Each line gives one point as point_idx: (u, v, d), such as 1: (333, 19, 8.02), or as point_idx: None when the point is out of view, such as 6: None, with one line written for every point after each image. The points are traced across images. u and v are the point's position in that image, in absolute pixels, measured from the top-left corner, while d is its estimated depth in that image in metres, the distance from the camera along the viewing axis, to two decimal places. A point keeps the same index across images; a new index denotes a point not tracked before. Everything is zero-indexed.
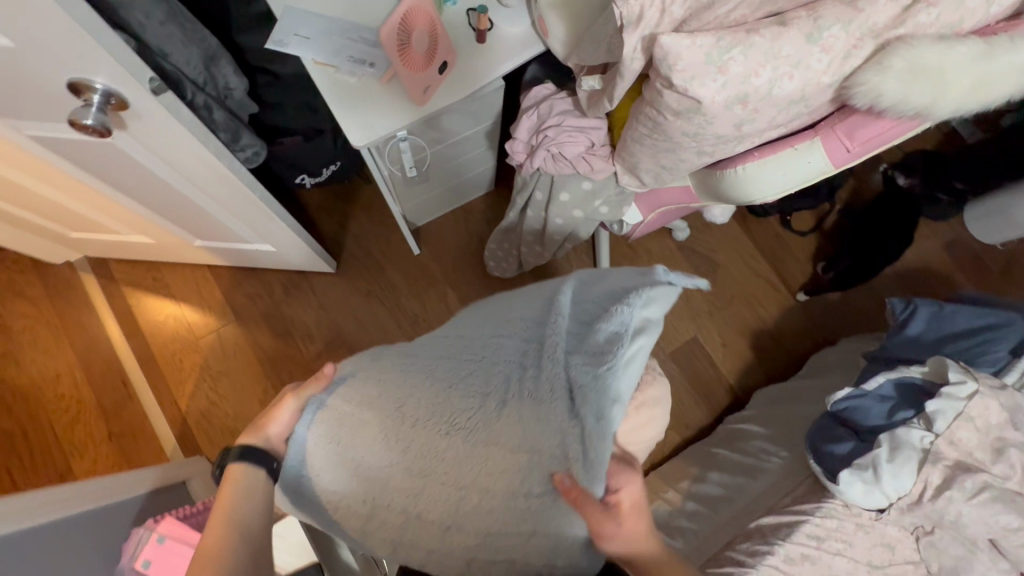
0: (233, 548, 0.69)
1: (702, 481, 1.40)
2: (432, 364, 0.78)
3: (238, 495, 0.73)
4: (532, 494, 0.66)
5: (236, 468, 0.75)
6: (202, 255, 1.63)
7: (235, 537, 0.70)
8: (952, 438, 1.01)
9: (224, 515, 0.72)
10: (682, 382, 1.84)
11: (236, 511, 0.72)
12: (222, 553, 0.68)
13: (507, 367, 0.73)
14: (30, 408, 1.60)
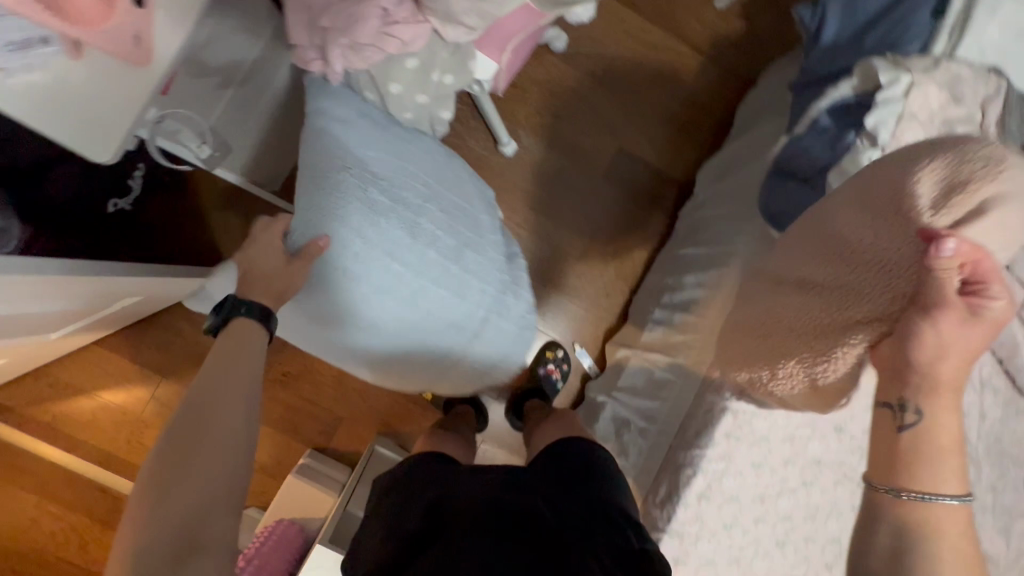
0: (229, 396, 0.76)
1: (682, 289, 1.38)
2: (430, 272, 1.00)
3: (234, 352, 0.80)
4: (493, 353, 1.18)
5: (239, 322, 0.83)
6: (73, 339, 1.41)
7: (231, 388, 0.77)
8: (897, 143, 0.95)
9: (218, 366, 0.78)
10: (629, 198, 1.71)
11: (231, 365, 0.79)
12: (221, 400, 0.75)
13: (487, 283, 1.12)
14: (33, 559, 1.51)
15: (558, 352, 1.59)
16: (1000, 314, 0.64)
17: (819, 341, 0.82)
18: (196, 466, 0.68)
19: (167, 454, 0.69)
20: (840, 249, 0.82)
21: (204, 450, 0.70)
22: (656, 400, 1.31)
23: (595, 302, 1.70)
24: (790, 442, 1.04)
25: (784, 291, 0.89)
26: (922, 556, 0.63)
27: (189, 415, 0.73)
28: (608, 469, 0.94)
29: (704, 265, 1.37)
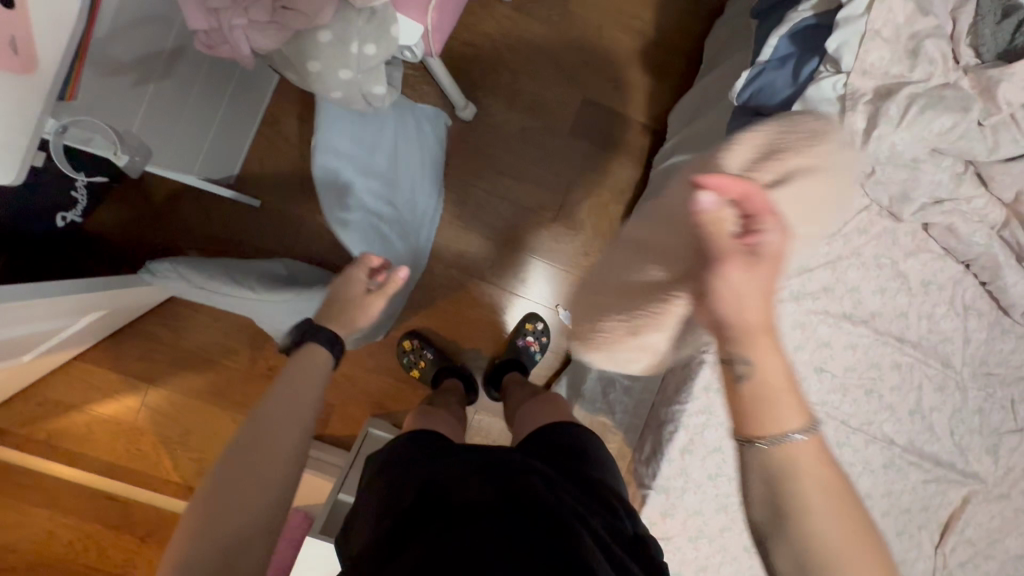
0: (301, 403, 0.76)
1: None
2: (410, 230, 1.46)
3: (304, 371, 0.83)
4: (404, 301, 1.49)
5: (309, 346, 0.89)
6: (52, 358, 1.40)
7: (303, 396, 0.78)
8: (864, 67, 0.88)
9: (291, 380, 0.79)
10: (600, 150, 1.64)
11: (304, 378, 0.81)
12: (295, 405, 0.75)
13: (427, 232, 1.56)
14: (55, 568, 1.56)
15: (540, 326, 1.60)
16: (776, 246, 0.60)
17: (642, 296, 0.84)
18: (270, 467, 0.66)
19: (236, 456, 0.66)
20: (668, 214, 0.84)
21: (278, 449, 0.69)
22: None
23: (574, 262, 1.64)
24: None
25: (624, 253, 0.94)
26: (804, 512, 0.55)
27: (259, 419, 0.71)
28: (596, 453, 0.95)
29: None
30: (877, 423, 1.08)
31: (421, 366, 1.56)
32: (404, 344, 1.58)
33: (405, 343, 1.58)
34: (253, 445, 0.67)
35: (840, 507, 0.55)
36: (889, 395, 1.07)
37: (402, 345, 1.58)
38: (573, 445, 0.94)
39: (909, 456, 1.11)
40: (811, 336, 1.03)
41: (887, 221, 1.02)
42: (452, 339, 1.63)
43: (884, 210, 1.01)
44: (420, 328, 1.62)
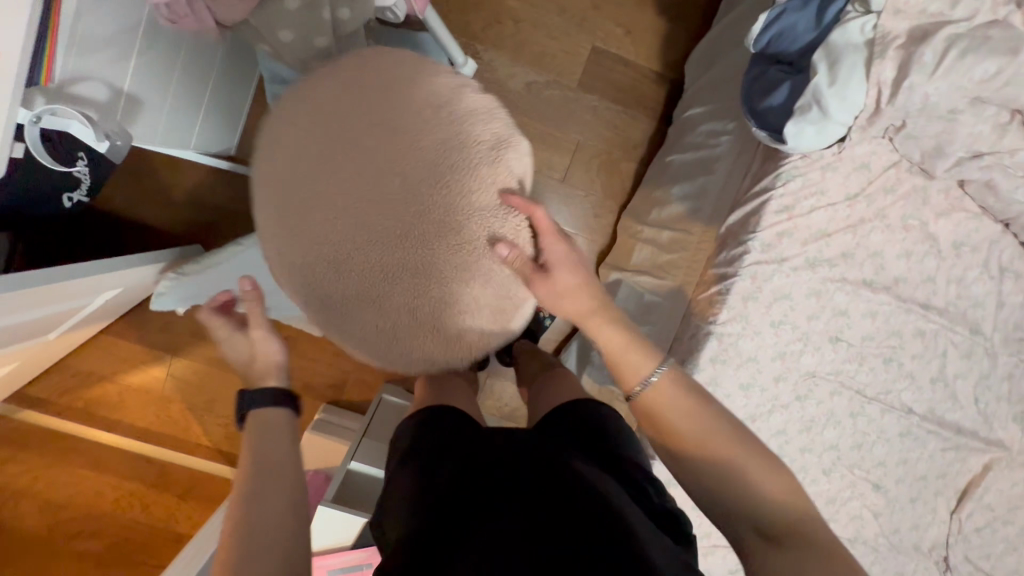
0: (278, 454, 0.74)
1: (668, 202, 1.29)
2: None
3: (265, 430, 0.77)
4: None
5: (255, 420, 0.78)
6: (79, 333, 1.46)
7: (274, 447, 0.74)
8: (896, 7, 0.80)
9: (259, 444, 0.75)
10: (610, 104, 1.57)
11: (268, 436, 0.76)
12: (271, 456, 0.73)
13: None
14: (104, 524, 1.69)
15: None
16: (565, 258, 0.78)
17: (451, 215, 0.77)
18: (270, 518, 0.66)
19: (242, 512, 0.66)
20: (333, 162, 0.78)
21: (271, 500, 0.68)
22: (645, 325, 1.26)
23: (584, 227, 1.61)
24: (781, 358, 0.99)
25: (354, 228, 0.77)
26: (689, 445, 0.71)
27: (247, 477, 0.70)
28: (617, 429, 0.86)
29: (688, 172, 1.26)
30: (894, 392, 1.04)
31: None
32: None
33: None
34: (250, 498, 0.67)
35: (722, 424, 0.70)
36: (910, 363, 1.02)
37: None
38: (595, 418, 0.87)
39: (928, 425, 1.07)
40: (826, 305, 0.97)
41: (916, 178, 0.93)
42: None
43: (914, 166, 0.93)
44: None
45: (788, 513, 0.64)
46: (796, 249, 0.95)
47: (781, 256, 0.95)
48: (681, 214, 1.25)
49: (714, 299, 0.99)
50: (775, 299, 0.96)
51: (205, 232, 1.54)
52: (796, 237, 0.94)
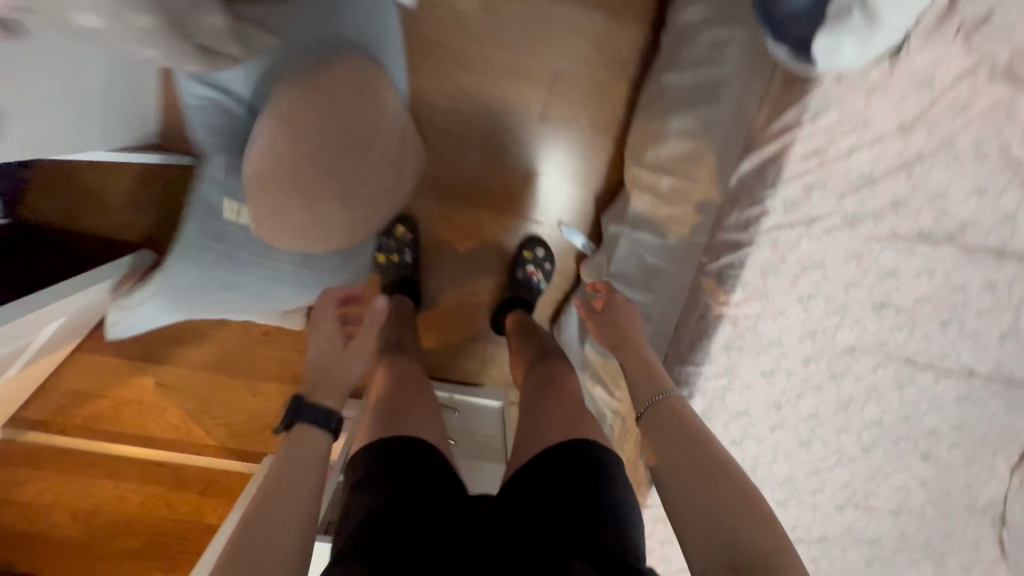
0: (297, 486, 0.67)
1: (664, 139, 1.05)
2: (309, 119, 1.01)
3: (300, 452, 0.72)
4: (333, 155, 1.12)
5: (301, 432, 0.74)
6: (49, 357, 1.39)
7: (298, 475, 0.68)
8: None
9: (289, 471, 0.68)
10: (588, 15, 1.31)
11: (299, 462, 0.70)
12: (294, 485, 0.66)
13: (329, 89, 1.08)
14: (131, 528, 1.67)
15: (541, 253, 1.43)
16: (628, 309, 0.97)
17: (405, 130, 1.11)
18: (276, 560, 0.58)
19: (243, 546, 0.58)
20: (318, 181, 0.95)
21: (282, 539, 0.61)
22: (648, 292, 1.07)
23: (580, 177, 1.42)
24: (811, 337, 0.81)
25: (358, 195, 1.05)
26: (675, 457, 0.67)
27: (261, 503, 0.63)
28: (610, 480, 0.73)
29: (688, 99, 1.00)
30: (952, 355, 0.86)
31: (395, 259, 1.41)
32: (398, 233, 1.41)
33: (400, 232, 1.41)
34: (258, 532, 0.60)
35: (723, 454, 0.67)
36: (975, 321, 0.83)
37: (394, 232, 1.41)
38: (596, 459, 0.75)
39: (992, 385, 0.89)
40: (869, 268, 0.77)
41: (997, 90, 0.67)
42: (455, 284, 1.51)
43: (995, 72, 0.66)
44: (416, 214, 1.45)
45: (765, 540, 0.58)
46: (829, 206, 0.73)
47: (811, 215, 0.73)
48: (682, 154, 1.00)
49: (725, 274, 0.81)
50: (803, 270, 0.76)
51: (154, 232, 1.38)
52: (831, 189, 0.72)
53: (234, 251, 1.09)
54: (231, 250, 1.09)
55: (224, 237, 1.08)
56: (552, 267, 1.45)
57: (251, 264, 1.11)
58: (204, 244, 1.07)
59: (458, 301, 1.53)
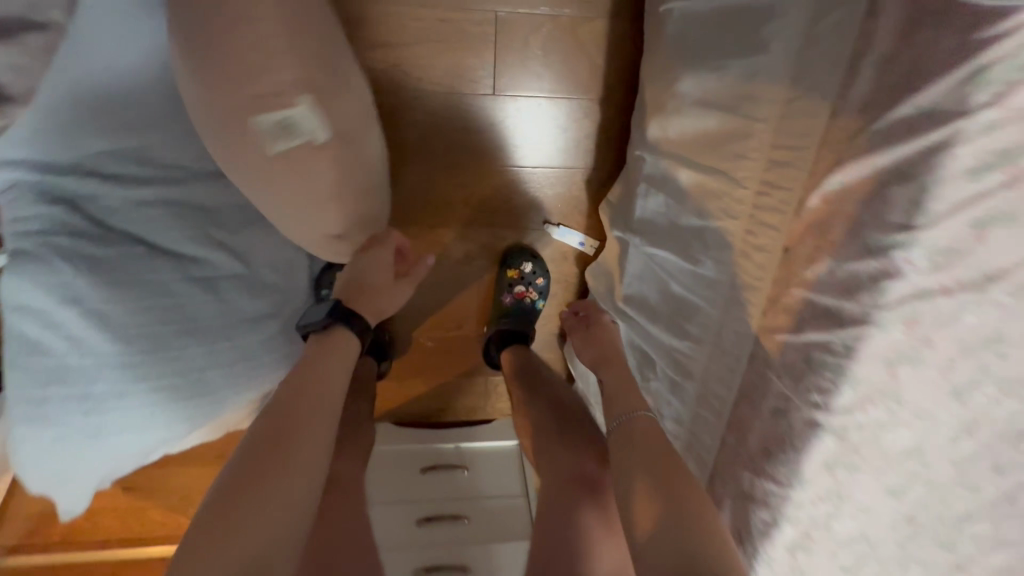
0: (321, 394, 0.77)
1: (678, 110, 0.70)
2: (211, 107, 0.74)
3: (329, 356, 0.84)
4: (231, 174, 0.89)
5: (338, 332, 0.88)
6: None
7: (323, 377, 0.79)
8: None
9: (317, 364, 0.82)
10: None
11: (328, 361, 0.83)
12: (320, 388, 0.78)
13: (141, 143, 0.84)
14: None
15: (530, 269, 1.11)
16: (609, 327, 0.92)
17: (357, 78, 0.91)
18: (295, 459, 0.68)
19: (268, 440, 0.68)
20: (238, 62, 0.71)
21: (305, 441, 0.70)
22: (683, 339, 0.75)
23: (563, 157, 1.05)
24: (969, 436, 0.49)
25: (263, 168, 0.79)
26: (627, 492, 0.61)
27: (286, 401, 0.73)
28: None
29: (706, 47, 0.64)
30: None
31: None
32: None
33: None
34: (279, 436, 0.69)
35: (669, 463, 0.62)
36: None
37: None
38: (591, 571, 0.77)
39: None
40: None
41: None
42: (432, 320, 1.21)
43: None
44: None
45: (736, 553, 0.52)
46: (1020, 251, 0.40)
47: (990, 269, 0.41)
48: (709, 138, 0.65)
49: (814, 357, 0.50)
50: (964, 352, 0.44)
51: None
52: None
53: (89, 389, 0.83)
54: (85, 389, 0.83)
55: (68, 378, 0.82)
56: (547, 282, 1.14)
57: (115, 399, 0.85)
58: (46, 392, 0.81)
59: (440, 338, 1.23)
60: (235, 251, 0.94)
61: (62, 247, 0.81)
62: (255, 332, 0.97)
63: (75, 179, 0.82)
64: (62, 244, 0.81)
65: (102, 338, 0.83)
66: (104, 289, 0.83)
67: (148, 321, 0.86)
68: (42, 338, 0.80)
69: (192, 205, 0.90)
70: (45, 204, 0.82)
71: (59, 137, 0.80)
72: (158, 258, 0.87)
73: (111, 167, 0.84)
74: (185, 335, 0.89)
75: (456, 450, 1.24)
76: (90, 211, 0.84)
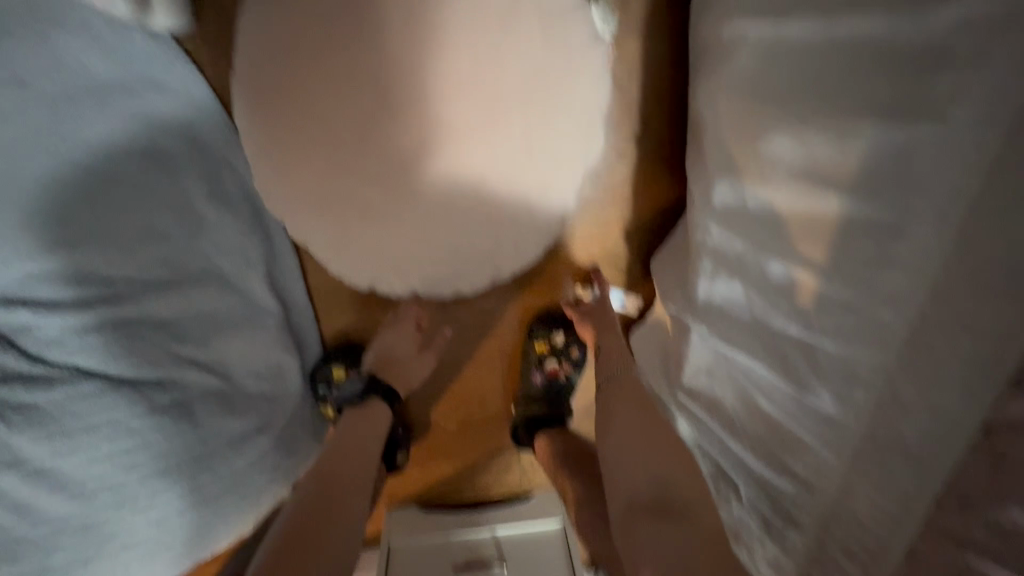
0: (361, 456, 0.73)
1: (768, 181, 0.50)
2: (354, 134, 0.61)
3: (367, 422, 0.78)
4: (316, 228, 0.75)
5: (372, 402, 0.81)
6: None
7: (363, 440, 0.75)
8: None
9: (355, 429, 0.77)
10: None
11: (365, 425, 0.77)
12: (361, 450, 0.73)
13: (72, 256, 0.68)
14: None
15: (562, 340, 0.93)
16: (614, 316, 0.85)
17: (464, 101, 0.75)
18: (340, 522, 0.63)
19: (313, 502, 0.63)
20: (348, 60, 0.59)
21: (349, 504, 0.66)
22: (782, 475, 0.56)
23: (593, 208, 0.85)
24: None
25: (374, 193, 0.63)
26: (620, 457, 0.61)
27: (330, 464, 0.69)
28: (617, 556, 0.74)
29: (814, 100, 0.44)
30: None
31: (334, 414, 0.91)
32: (335, 377, 0.89)
33: (336, 376, 0.89)
34: (323, 499, 0.64)
35: (650, 419, 0.65)
36: None
37: (331, 376, 0.90)
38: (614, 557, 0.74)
39: None
40: None
41: None
42: (451, 400, 1.03)
43: None
44: (355, 331, 0.94)
45: (692, 489, 0.57)
46: None
47: None
48: (821, 229, 0.45)
49: None
50: None
51: None
52: None
53: (48, 562, 0.70)
54: (42, 560, 0.70)
55: (22, 551, 0.69)
56: (583, 352, 0.95)
57: (83, 567, 0.72)
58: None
59: (463, 418, 1.05)
60: (207, 365, 0.78)
61: None
62: (240, 457, 0.81)
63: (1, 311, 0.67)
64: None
65: (55, 500, 0.69)
66: (49, 442, 0.68)
67: (109, 470, 0.71)
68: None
69: (148, 318, 0.73)
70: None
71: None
72: (111, 393, 0.71)
73: (39, 289, 0.68)
74: (156, 477, 0.74)
75: (492, 540, 1.05)
76: (25, 345, 0.69)
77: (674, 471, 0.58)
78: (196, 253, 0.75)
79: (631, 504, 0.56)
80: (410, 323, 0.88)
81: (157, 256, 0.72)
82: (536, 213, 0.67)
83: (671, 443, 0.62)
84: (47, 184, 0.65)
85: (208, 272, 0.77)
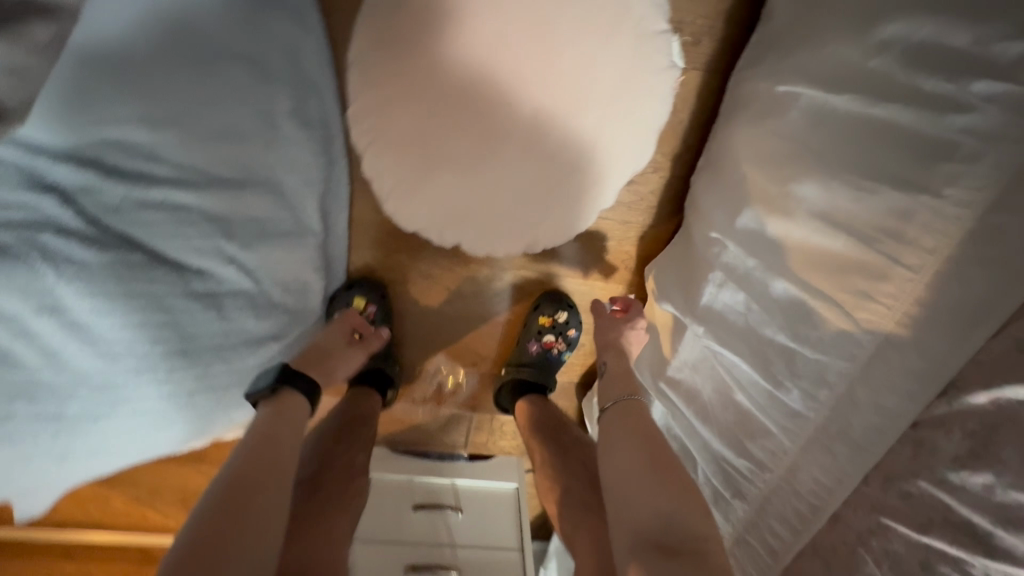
0: (279, 451, 0.63)
1: (791, 215, 0.61)
2: (453, 90, 0.68)
3: (285, 417, 0.69)
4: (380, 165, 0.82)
5: (289, 395, 0.73)
6: None
7: (279, 435, 0.66)
8: None
9: (267, 427, 0.66)
10: None
11: (284, 423, 0.68)
12: (278, 447, 0.64)
13: (158, 132, 0.72)
14: None
15: (564, 318, 1.03)
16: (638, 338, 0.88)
17: None
18: (254, 532, 0.53)
19: (223, 512, 0.53)
20: (462, 24, 0.66)
21: (264, 506, 0.56)
22: (740, 457, 0.68)
23: (622, 209, 0.96)
24: None
25: (456, 146, 0.70)
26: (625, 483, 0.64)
27: (242, 465, 0.59)
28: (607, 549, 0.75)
29: (838, 160, 0.56)
30: None
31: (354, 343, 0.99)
32: (356, 306, 0.97)
33: (357, 304, 0.97)
34: (231, 515, 0.53)
35: (659, 453, 0.66)
36: None
37: (352, 304, 0.97)
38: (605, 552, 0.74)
39: None
40: None
41: None
42: (446, 353, 1.10)
43: None
44: (379, 269, 1.01)
45: (701, 528, 0.57)
46: None
47: None
48: (827, 261, 0.56)
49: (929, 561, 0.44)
50: None
51: None
52: None
53: (61, 411, 0.73)
54: (57, 408, 0.72)
55: (38, 394, 0.71)
56: (578, 334, 1.05)
57: (90, 421, 0.76)
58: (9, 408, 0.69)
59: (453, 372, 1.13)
60: (244, 266, 0.83)
61: (43, 246, 0.68)
62: (254, 355, 0.86)
63: (68, 167, 0.70)
64: (45, 244, 0.68)
65: (83, 354, 0.72)
66: (93, 300, 0.71)
67: (137, 338, 0.75)
68: (13, 352, 0.68)
69: (203, 206, 0.78)
70: (26, 192, 0.68)
71: (54, 120, 0.68)
72: (156, 267, 0.75)
73: (120, 151, 0.72)
74: (176, 355, 0.79)
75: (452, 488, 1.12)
76: (82, 205, 0.72)
77: (684, 515, 0.58)
78: (263, 162, 0.80)
79: (643, 541, 0.57)
80: (343, 323, 0.88)
81: (228, 154, 0.77)
82: (588, 197, 0.76)
83: (682, 485, 0.62)
84: (151, 57, 0.70)
85: (268, 181, 0.82)
